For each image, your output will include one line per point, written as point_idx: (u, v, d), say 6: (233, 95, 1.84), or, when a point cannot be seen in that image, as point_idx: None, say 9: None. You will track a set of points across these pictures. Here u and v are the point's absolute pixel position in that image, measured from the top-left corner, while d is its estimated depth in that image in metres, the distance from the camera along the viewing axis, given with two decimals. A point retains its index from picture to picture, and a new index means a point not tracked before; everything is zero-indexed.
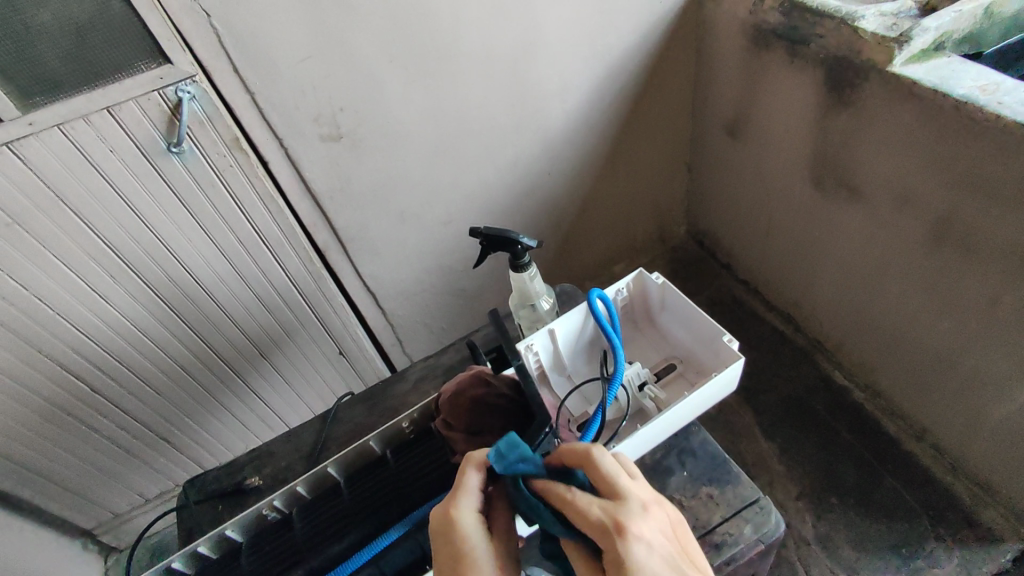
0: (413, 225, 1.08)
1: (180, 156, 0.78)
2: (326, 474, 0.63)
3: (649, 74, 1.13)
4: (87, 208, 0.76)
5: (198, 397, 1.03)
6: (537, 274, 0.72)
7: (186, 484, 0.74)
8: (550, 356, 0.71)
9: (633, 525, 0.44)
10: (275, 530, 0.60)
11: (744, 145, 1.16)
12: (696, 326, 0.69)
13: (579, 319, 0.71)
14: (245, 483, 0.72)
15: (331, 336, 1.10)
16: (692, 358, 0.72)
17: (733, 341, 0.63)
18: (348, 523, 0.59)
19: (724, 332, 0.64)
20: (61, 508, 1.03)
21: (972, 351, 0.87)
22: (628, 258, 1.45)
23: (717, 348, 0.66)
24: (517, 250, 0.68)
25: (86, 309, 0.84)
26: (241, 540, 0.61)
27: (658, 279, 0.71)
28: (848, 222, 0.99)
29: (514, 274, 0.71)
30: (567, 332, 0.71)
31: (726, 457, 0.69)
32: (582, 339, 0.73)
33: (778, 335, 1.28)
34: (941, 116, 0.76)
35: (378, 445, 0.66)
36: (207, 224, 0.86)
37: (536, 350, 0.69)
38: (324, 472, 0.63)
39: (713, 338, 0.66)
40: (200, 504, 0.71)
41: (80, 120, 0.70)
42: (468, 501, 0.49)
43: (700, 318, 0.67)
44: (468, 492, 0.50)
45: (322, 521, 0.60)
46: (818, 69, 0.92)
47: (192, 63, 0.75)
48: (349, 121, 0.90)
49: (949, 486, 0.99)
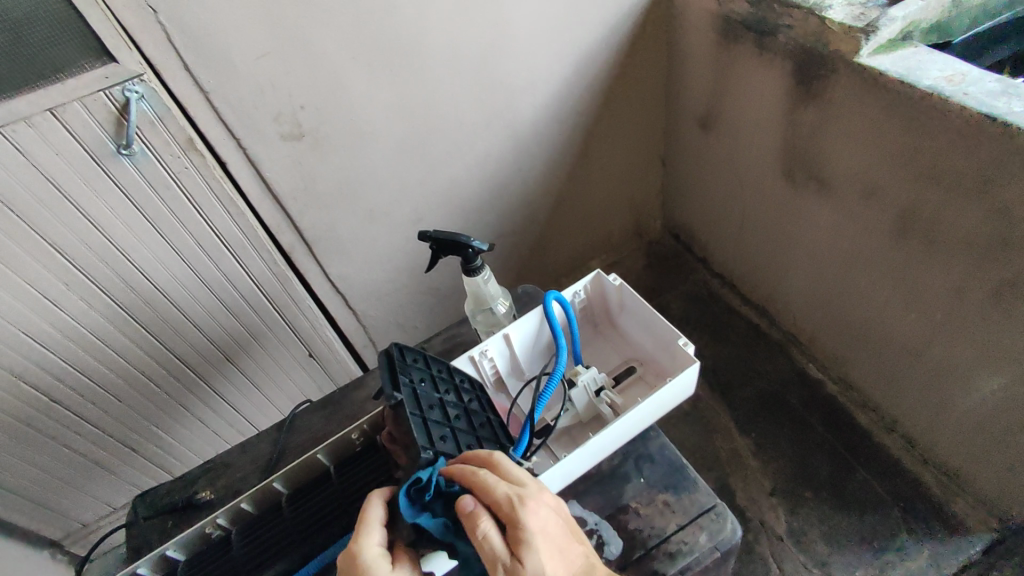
0: (382, 224, 1.06)
1: (131, 157, 0.75)
2: (272, 490, 0.61)
3: (621, 67, 1.11)
4: (33, 213, 0.72)
5: (162, 403, 0.99)
6: (490, 277, 0.75)
7: (135, 498, 0.72)
8: (506, 361, 0.74)
9: (530, 500, 0.47)
10: (217, 551, 0.57)
11: (716, 137, 1.15)
12: (653, 329, 0.73)
13: (534, 326, 0.74)
14: (197, 497, 0.71)
15: (300, 339, 1.08)
16: (651, 362, 0.76)
17: (689, 346, 0.67)
18: (291, 541, 0.56)
19: (681, 336, 0.68)
20: (28, 520, 1.00)
21: (940, 344, 0.87)
22: (605, 253, 1.44)
23: (674, 352, 0.71)
24: (468, 253, 0.71)
25: (38, 318, 0.80)
26: (181, 559, 0.58)
27: (615, 281, 0.74)
28: (818, 216, 0.99)
29: (468, 279, 0.75)
30: (522, 337, 0.74)
31: (685, 463, 0.69)
32: (538, 345, 0.76)
33: (753, 329, 1.28)
34: (909, 107, 0.75)
35: (327, 459, 0.63)
36: (164, 228, 0.82)
37: (490, 355, 0.72)
38: (270, 487, 0.60)
39: (671, 342, 0.70)
40: (150, 520, 0.70)
41: (21, 122, 0.67)
42: (370, 533, 0.47)
43: (658, 322, 0.71)
44: (370, 526, 0.48)
45: (262, 542, 0.56)
46: (787, 62, 0.90)
47: (139, 62, 0.72)
48: (310, 118, 0.87)
49: (920, 477, 1.00)
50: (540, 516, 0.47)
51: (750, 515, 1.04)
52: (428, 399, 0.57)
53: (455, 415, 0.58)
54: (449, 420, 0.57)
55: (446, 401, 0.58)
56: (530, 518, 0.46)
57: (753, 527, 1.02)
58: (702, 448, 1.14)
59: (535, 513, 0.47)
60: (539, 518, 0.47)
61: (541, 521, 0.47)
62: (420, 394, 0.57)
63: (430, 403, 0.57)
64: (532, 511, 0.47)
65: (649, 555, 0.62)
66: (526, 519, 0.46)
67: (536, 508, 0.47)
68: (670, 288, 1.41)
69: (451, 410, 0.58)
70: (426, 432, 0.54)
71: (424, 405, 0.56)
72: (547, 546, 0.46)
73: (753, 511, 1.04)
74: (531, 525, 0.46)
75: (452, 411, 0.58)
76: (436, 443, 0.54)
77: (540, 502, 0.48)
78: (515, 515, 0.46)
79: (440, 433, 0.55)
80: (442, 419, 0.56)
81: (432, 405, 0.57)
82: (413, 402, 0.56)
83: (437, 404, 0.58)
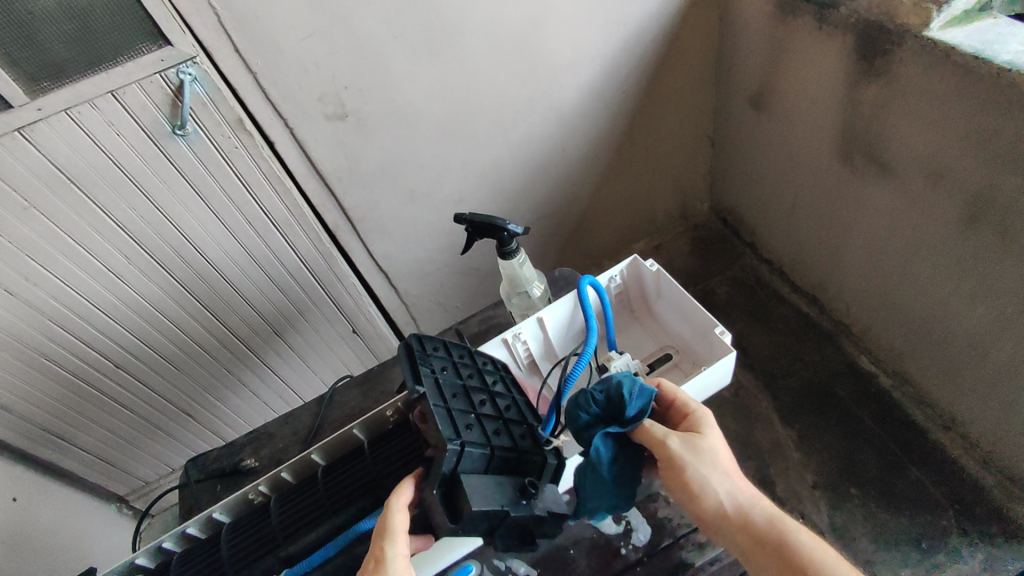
0: (425, 205, 1.07)
1: (185, 137, 0.78)
2: (310, 461, 0.63)
3: (669, 43, 1.07)
4: (99, 191, 0.76)
5: (217, 372, 1.04)
6: (525, 261, 0.77)
7: (188, 463, 0.79)
8: (539, 345, 0.77)
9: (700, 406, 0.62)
10: (257, 513, 0.60)
11: (770, 117, 1.10)
12: (690, 316, 0.72)
13: (568, 309, 0.76)
14: (242, 464, 0.77)
15: (345, 316, 1.12)
16: (688, 349, 0.75)
17: (726, 334, 0.66)
18: (323, 512, 0.56)
19: (718, 324, 0.67)
20: (97, 476, 1.06)
21: (1008, 340, 0.82)
22: (649, 237, 1.41)
23: (711, 339, 0.70)
24: (503, 236, 0.73)
25: (104, 289, 0.84)
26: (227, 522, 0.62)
27: (652, 266, 0.74)
28: (878, 201, 0.94)
29: (503, 262, 0.76)
30: (556, 321, 0.75)
31: None
32: (572, 329, 0.77)
33: (802, 318, 1.24)
34: (983, 85, 0.70)
35: (364, 433, 0.65)
36: (217, 206, 0.85)
37: (523, 338, 0.75)
38: (308, 458, 0.63)
39: (708, 329, 0.69)
40: (201, 483, 0.76)
41: (85, 104, 0.70)
42: (394, 546, 0.49)
43: (695, 309, 0.70)
44: (394, 536, 0.50)
45: (297, 508, 0.58)
46: (848, 36, 0.85)
47: (192, 45, 0.74)
48: (354, 99, 0.88)
49: (978, 480, 0.95)
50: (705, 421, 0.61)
51: (790, 507, 1.02)
52: (450, 389, 0.58)
53: (479, 400, 0.59)
54: (473, 407, 0.58)
55: (468, 389, 0.60)
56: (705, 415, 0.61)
57: (793, 519, 1.00)
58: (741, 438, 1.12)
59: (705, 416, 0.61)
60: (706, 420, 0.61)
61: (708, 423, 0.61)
62: (442, 384, 0.58)
63: (453, 392, 0.58)
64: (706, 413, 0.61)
65: (676, 545, 0.64)
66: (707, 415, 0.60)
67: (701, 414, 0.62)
68: (715, 273, 1.38)
69: (475, 395, 0.60)
70: (451, 422, 0.53)
71: (446, 395, 0.57)
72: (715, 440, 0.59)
73: None
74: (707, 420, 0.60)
75: (476, 398, 0.59)
76: (463, 434, 0.53)
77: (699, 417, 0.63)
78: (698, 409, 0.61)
79: (466, 422, 0.55)
80: (466, 408, 0.57)
81: (455, 395, 0.58)
82: (436, 393, 0.56)
83: (460, 393, 0.58)
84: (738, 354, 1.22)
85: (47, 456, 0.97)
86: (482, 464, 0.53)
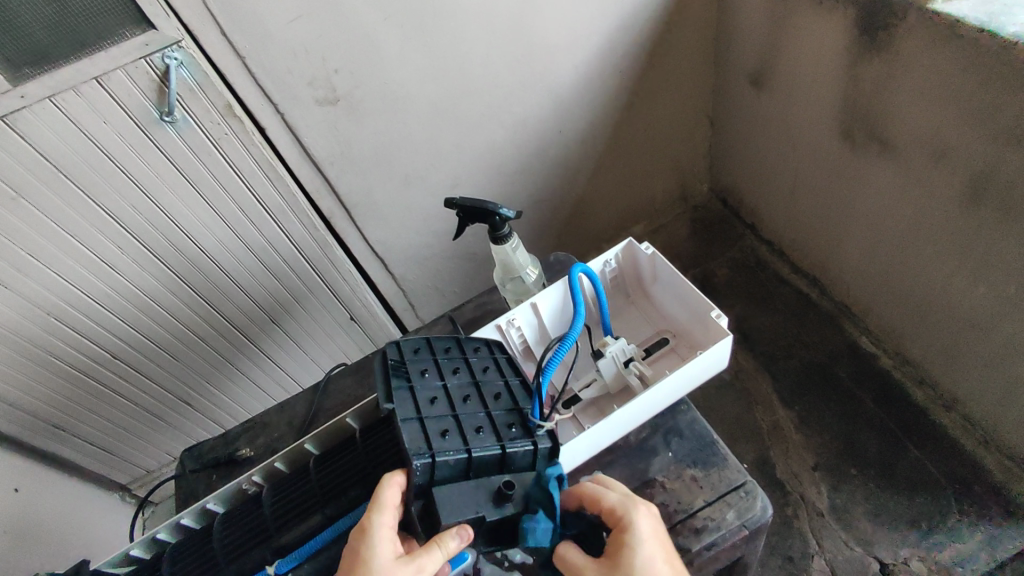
0: (420, 189, 1.05)
1: (173, 124, 0.76)
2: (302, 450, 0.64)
3: (667, 20, 1.05)
4: (90, 181, 0.75)
5: (213, 362, 1.04)
6: (517, 246, 0.76)
7: (185, 453, 0.79)
8: (534, 331, 0.76)
9: (640, 502, 0.55)
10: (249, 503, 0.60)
11: (771, 95, 1.08)
12: (687, 301, 0.71)
13: (561, 294, 0.75)
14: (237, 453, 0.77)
15: (342, 302, 1.11)
16: (684, 334, 0.74)
17: (722, 318, 0.65)
18: (315, 500, 0.56)
19: (714, 308, 0.66)
20: (99, 467, 1.07)
21: (1010, 320, 0.81)
22: (649, 219, 1.39)
23: (707, 324, 0.69)
24: (495, 221, 0.72)
25: (97, 280, 0.84)
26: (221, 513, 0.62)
27: (647, 250, 0.73)
28: (879, 179, 0.92)
29: (495, 247, 0.76)
30: (550, 307, 0.75)
31: (715, 439, 0.67)
32: (566, 314, 0.77)
33: (803, 299, 1.22)
34: (989, 60, 0.68)
35: (356, 422, 0.65)
36: (207, 194, 0.84)
37: (517, 325, 0.74)
38: (301, 447, 0.64)
39: (704, 313, 0.68)
40: (197, 472, 0.76)
41: (70, 91, 0.69)
42: (379, 519, 0.50)
43: (691, 293, 0.69)
44: (381, 510, 0.50)
45: (288, 498, 0.58)
46: (850, 10, 0.83)
47: (178, 28, 0.72)
48: (345, 82, 0.87)
49: (978, 459, 0.95)
50: (646, 518, 0.54)
51: (789, 489, 1.02)
52: (427, 394, 0.58)
53: (461, 400, 0.59)
54: (453, 409, 0.57)
55: (450, 390, 0.59)
56: (639, 516, 0.54)
57: (793, 501, 1.01)
58: (740, 420, 1.12)
59: (644, 514, 0.54)
60: (645, 517, 0.54)
61: (646, 522, 0.54)
62: (419, 392, 0.58)
63: (431, 397, 0.58)
64: (643, 511, 0.54)
65: (673, 530, 0.62)
66: (635, 520, 0.53)
67: (642, 509, 0.55)
68: (715, 255, 1.36)
69: (457, 396, 0.59)
70: (423, 433, 0.53)
71: (422, 402, 0.57)
72: (648, 545, 0.52)
73: (793, 485, 1.02)
74: (640, 524, 0.53)
75: (458, 397, 0.59)
76: (436, 443, 0.53)
77: (648, 510, 0.55)
78: (626, 513, 0.54)
79: (442, 427, 0.55)
80: (445, 412, 0.57)
81: (433, 400, 0.57)
82: (410, 404, 0.56)
83: (439, 396, 0.58)
84: (738, 336, 1.22)
85: (47, 447, 0.97)
86: (461, 469, 0.53)
